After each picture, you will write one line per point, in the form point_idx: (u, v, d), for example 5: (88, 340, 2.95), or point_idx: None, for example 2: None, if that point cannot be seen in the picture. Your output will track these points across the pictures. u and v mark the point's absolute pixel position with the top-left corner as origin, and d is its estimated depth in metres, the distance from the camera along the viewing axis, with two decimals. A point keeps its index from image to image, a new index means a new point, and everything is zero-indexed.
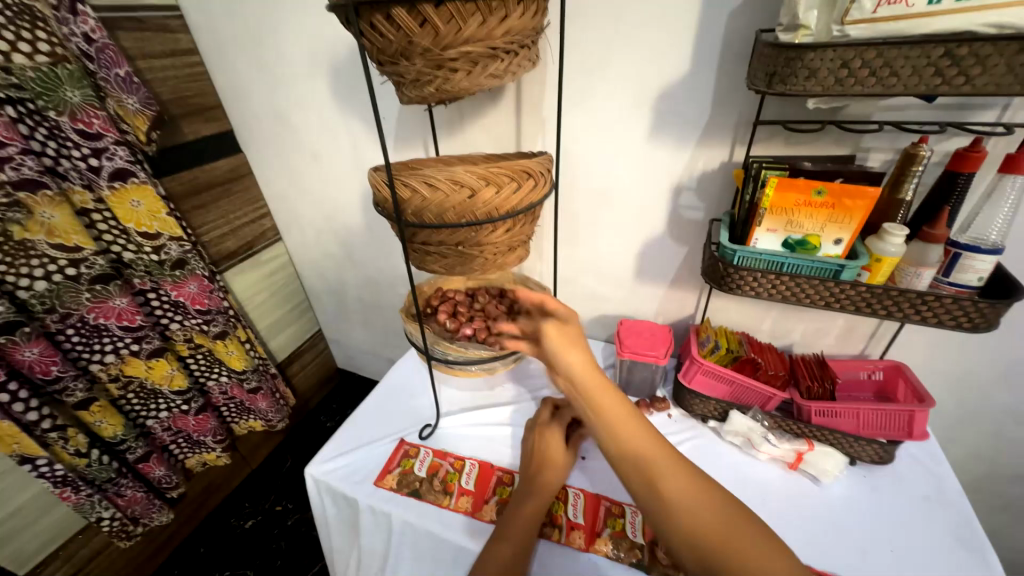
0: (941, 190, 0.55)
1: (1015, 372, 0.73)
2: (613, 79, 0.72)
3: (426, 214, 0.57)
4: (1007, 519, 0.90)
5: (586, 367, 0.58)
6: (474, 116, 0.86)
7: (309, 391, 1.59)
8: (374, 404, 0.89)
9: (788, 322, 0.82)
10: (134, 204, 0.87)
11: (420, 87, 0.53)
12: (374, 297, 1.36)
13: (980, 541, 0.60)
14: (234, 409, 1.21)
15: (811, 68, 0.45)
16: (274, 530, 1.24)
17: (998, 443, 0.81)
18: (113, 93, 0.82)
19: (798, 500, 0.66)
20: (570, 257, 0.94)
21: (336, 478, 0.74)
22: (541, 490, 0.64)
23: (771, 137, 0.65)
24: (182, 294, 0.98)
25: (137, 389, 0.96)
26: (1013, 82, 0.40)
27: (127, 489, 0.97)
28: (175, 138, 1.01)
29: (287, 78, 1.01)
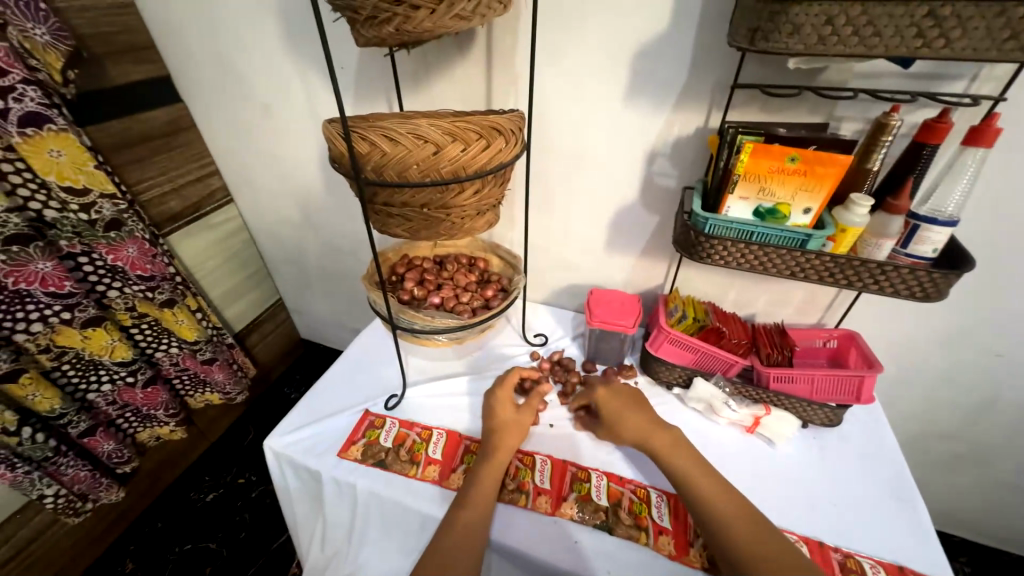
0: (907, 161, 0.55)
1: (954, 340, 0.77)
2: (589, 34, 0.68)
3: (388, 171, 0.53)
4: (933, 472, 0.99)
5: (635, 419, 0.67)
6: (441, 68, 0.80)
7: (271, 363, 1.52)
8: (337, 375, 0.85)
9: (752, 292, 0.84)
10: (52, 154, 0.77)
11: (378, 26, 0.47)
12: (337, 265, 1.30)
13: (911, 493, 0.64)
14: (188, 382, 1.14)
15: (795, 23, 0.43)
16: (237, 502, 1.21)
17: (933, 405, 0.88)
18: (17, 21, 0.70)
19: (754, 460, 0.69)
20: (542, 225, 0.92)
21: (297, 451, 0.71)
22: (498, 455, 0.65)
23: (747, 102, 0.64)
24: (120, 258, 0.90)
25: (73, 360, 0.88)
26: (991, 46, 0.39)
27: (70, 467, 0.90)
28: (100, 79, 0.90)
29: (230, 16, 0.90)
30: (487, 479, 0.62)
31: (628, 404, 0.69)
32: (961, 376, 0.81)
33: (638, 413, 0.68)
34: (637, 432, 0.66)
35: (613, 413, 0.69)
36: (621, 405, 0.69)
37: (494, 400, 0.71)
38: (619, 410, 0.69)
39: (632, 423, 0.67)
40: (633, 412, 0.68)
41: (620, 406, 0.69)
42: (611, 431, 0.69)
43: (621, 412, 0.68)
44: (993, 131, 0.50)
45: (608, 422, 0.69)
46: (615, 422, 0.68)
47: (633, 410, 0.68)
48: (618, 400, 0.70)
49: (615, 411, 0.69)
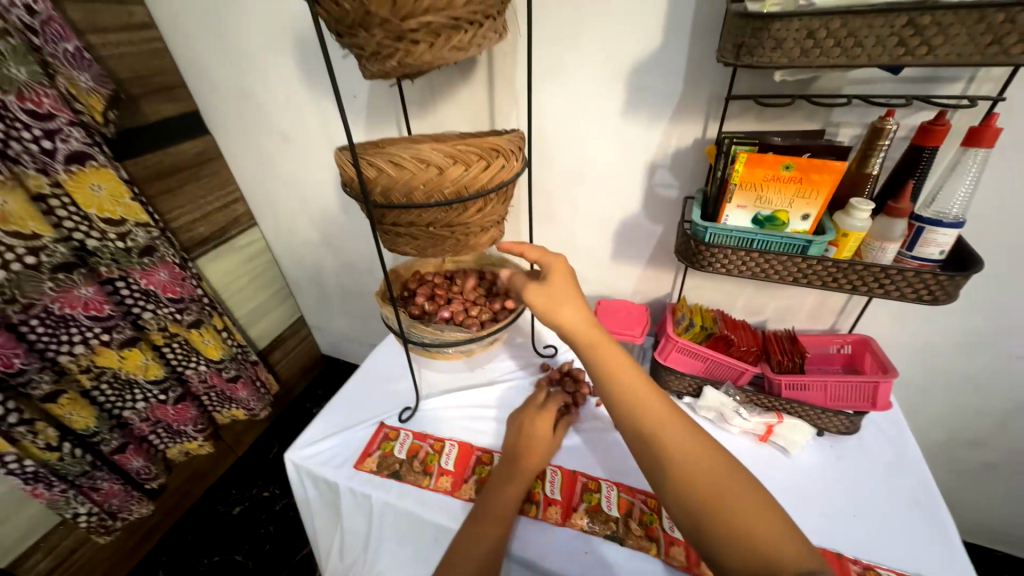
0: (907, 164, 0.55)
1: (975, 343, 0.75)
2: (585, 53, 0.70)
3: (395, 194, 0.56)
4: (964, 482, 0.95)
5: (577, 305, 0.60)
6: (447, 92, 0.84)
7: (293, 379, 1.57)
8: (354, 389, 0.88)
9: (761, 299, 0.84)
10: (94, 188, 0.84)
11: (381, 61, 0.51)
12: (354, 282, 1.35)
13: (935, 503, 0.62)
14: (215, 398, 1.19)
15: (777, 38, 0.44)
16: (262, 515, 1.25)
17: (959, 411, 0.85)
18: (63, 70, 0.78)
19: (767, 469, 0.68)
20: (549, 238, 0.94)
21: (316, 463, 0.74)
22: (525, 465, 0.66)
23: (743, 112, 0.65)
24: (153, 282, 0.96)
25: (111, 380, 0.94)
26: (975, 51, 0.40)
27: (104, 482, 0.96)
28: (137, 118, 0.98)
29: (252, 54, 0.97)
30: (514, 489, 0.63)
31: (572, 286, 0.61)
32: (985, 381, 0.78)
33: (579, 301, 0.60)
34: (577, 322, 0.59)
35: (556, 290, 0.60)
36: (564, 288, 0.61)
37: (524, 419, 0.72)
38: (561, 286, 0.61)
39: (574, 311, 0.59)
40: (575, 297, 0.60)
41: (564, 286, 0.61)
42: (553, 308, 0.60)
43: (565, 295, 0.60)
44: (993, 131, 0.50)
45: (551, 298, 0.60)
46: (557, 304, 0.60)
47: (575, 297, 0.61)
48: (564, 279, 0.62)
49: (559, 292, 0.61)
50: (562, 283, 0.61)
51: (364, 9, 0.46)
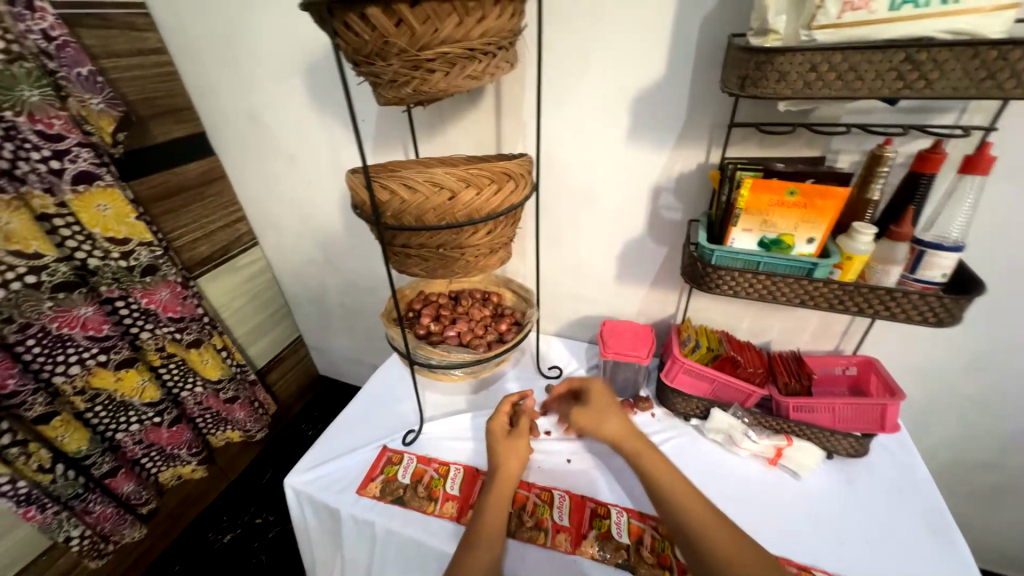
0: (906, 190, 0.57)
1: (977, 364, 0.76)
2: (590, 82, 0.73)
3: (406, 217, 0.57)
4: (974, 505, 0.94)
5: (617, 417, 0.67)
6: (454, 118, 0.86)
7: (288, 401, 1.55)
8: (357, 411, 0.87)
9: (765, 320, 0.84)
10: (100, 208, 0.84)
11: (397, 88, 0.52)
12: (355, 302, 1.34)
13: (948, 527, 0.62)
14: (210, 421, 1.17)
15: (781, 71, 0.46)
16: (254, 543, 1.20)
17: (965, 432, 0.85)
18: (75, 93, 0.78)
19: (778, 493, 0.67)
20: (553, 259, 0.95)
21: (317, 489, 0.72)
22: (503, 478, 0.64)
23: (744, 139, 0.67)
24: (153, 301, 0.95)
25: (105, 402, 0.92)
26: (970, 85, 0.42)
27: (97, 505, 0.93)
28: (144, 139, 0.99)
29: (262, 79, 0.99)
30: (498, 506, 0.61)
31: (612, 402, 0.70)
32: (991, 401, 0.79)
33: (618, 412, 0.68)
34: (617, 430, 0.65)
35: (597, 405, 0.69)
36: (606, 403, 0.69)
37: (489, 423, 0.71)
38: (604, 403, 0.69)
39: (614, 418, 0.67)
40: (615, 409, 0.68)
41: (604, 402, 0.70)
42: (596, 421, 0.67)
43: (605, 407, 0.68)
44: (987, 159, 0.52)
45: (593, 413, 0.68)
46: (600, 415, 0.67)
47: (614, 409, 0.68)
48: (604, 397, 0.71)
49: (600, 405, 0.69)
50: (598, 398, 0.70)
51: (382, 40, 0.47)
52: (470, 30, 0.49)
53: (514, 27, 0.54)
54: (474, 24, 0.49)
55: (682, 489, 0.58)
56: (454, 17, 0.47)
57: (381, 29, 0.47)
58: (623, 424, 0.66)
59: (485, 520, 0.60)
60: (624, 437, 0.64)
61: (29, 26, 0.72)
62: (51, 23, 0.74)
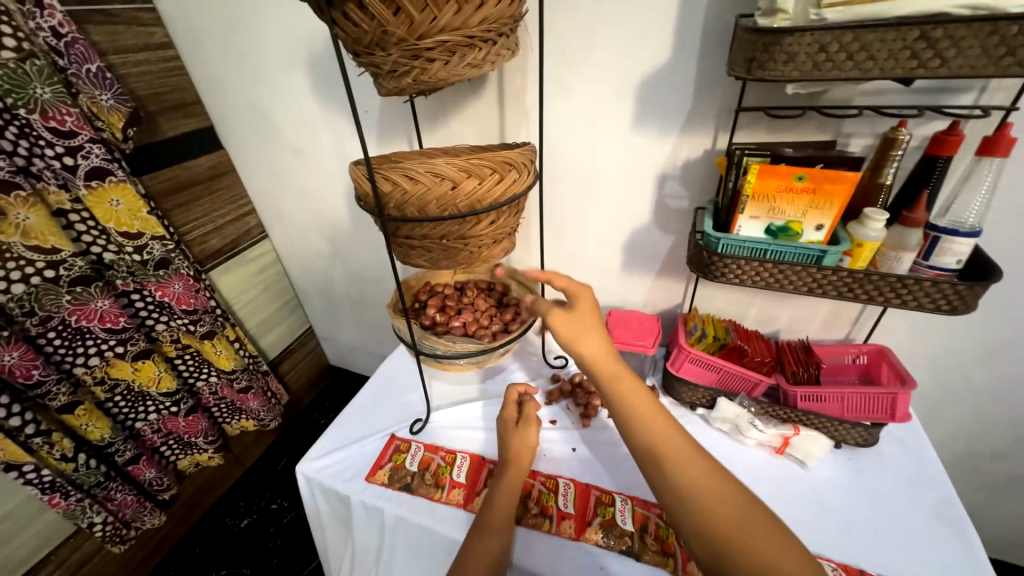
0: (921, 174, 0.55)
1: (994, 353, 0.74)
2: (594, 68, 0.71)
3: (409, 208, 0.57)
4: (988, 495, 0.92)
5: (601, 340, 0.61)
6: (457, 107, 0.85)
7: (300, 391, 1.58)
8: (365, 400, 0.88)
9: (773, 309, 0.83)
10: (113, 203, 0.86)
11: (397, 78, 0.52)
12: (363, 293, 1.36)
13: (960, 518, 0.61)
14: (225, 410, 1.20)
15: (789, 52, 0.45)
16: (270, 528, 1.24)
17: (979, 422, 0.83)
18: (85, 89, 0.80)
19: (784, 483, 0.67)
20: (558, 249, 0.94)
21: (328, 476, 0.74)
22: (516, 465, 0.65)
23: (752, 124, 0.66)
24: (167, 294, 0.97)
25: (124, 391, 0.95)
26: (988, 63, 0.40)
27: (117, 493, 0.96)
28: (153, 135, 1.00)
29: (266, 72, 0.99)
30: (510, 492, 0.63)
31: (596, 320, 0.63)
32: (1007, 390, 0.77)
33: (601, 334, 0.61)
34: (600, 353, 0.60)
35: (580, 321, 0.61)
36: (591, 319, 0.62)
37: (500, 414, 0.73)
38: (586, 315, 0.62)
39: (595, 341, 0.60)
40: (597, 330, 0.61)
41: (586, 318, 0.62)
42: (574, 333, 0.61)
43: (587, 326, 0.61)
44: (1008, 140, 0.50)
45: (575, 328, 0.61)
46: (583, 333, 0.61)
47: (597, 326, 0.62)
48: (590, 313, 0.63)
49: (584, 321, 0.62)
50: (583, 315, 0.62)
51: (381, 29, 0.47)
52: (469, 17, 0.48)
53: (514, 13, 0.53)
54: (474, 11, 0.48)
55: (680, 451, 0.53)
56: (452, 4, 0.47)
57: (379, 18, 0.46)
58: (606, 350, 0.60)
59: (499, 501, 0.62)
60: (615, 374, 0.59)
61: (38, 24, 0.73)
62: (60, 20, 0.75)
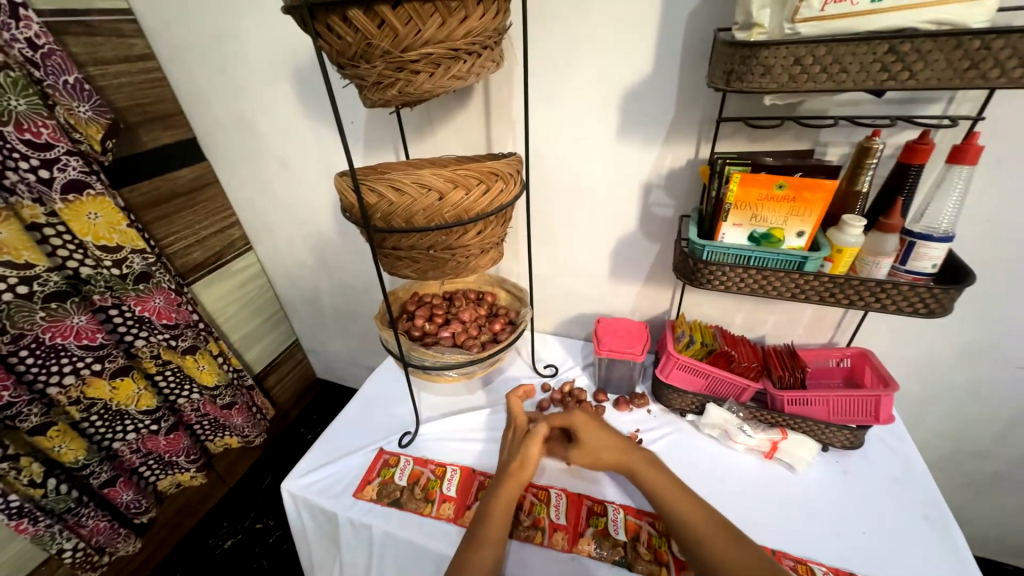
0: (895, 182, 0.57)
1: (971, 354, 0.76)
2: (579, 80, 0.72)
3: (395, 219, 0.56)
4: (971, 494, 0.94)
5: (610, 442, 0.65)
6: (444, 118, 0.86)
7: (287, 405, 1.55)
8: (353, 413, 0.87)
9: (759, 315, 0.84)
10: (91, 216, 0.84)
11: (382, 90, 0.52)
12: (350, 304, 1.34)
13: (944, 516, 0.62)
14: (208, 427, 1.17)
15: (766, 64, 0.46)
16: (255, 549, 1.20)
17: (961, 422, 0.85)
18: (63, 101, 0.78)
19: (773, 487, 0.67)
20: (546, 258, 0.94)
21: (315, 493, 0.72)
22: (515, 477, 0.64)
23: (733, 133, 0.67)
24: (147, 309, 0.95)
25: (101, 411, 0.92)
26: (954, 75, 0.42)
27: (90, 518, 0.92)
28: (133, 146, 0.98)
29: (251, 84, 0.99)
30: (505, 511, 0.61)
31: (599, 428, 0.67)
32: (984, 390, 0.79)
33: (610, 436, 0.66)
34: (614, 453, 0.65)
35: (586, 438, 0.66)
36: (595, 429, 0.67)
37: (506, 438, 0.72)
38: (591, 433, 0.66)
39: (608, 446, 0.65)
40: (606, 435, 0.66)
41: (591, 429, 0.67)
42: (590, 456, 0.66)
43: (596, 437, 0.66)
44: (974, 149, 0.51)
45: (585, 449, 0.66)
46: (593, 445, 0.66)
47: (603, 435, 0.66)
48: (589, 425, 0.67)
49: (590, 436, 0.67)
50: (589, 432, 0.67)
51: (366, 42, 0.47)
52: (454, 30, 0.48)
53: (499, 26, 0.54)
54: (458, 24, 0.49)
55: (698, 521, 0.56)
56: (437, 17, 0.47)
57: (364, 30, 0.47)
58: (620, 449, 0.65)
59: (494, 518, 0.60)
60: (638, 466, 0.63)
61: (13, 35, 0.72)
62: (36, 31, 0.74)
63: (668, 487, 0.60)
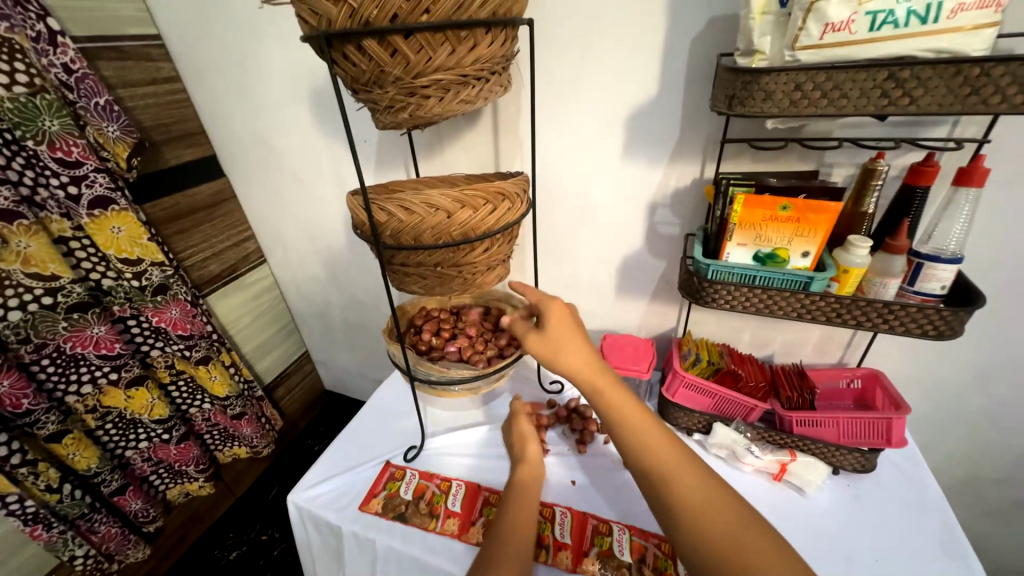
0: (901, 203, 0.57)
1: (987, 378, 0.74)
2: (585, 102, 0.74)
3: (404, 237, 0.58)
4: (993, 524, 0.90)
5: (580, 348, 0.61)
6: (454, 138, 0.88)
7: (296, 416, 1.56)
8: (360, 426, 0.88)
9: (767, 334, 0.84)
10: (115, 230, 0.87)
11: (393, 113, 0.54)
12: (359, 317, 1.36)
13: (960, 544, 0.60)
14: (218, 437, 1.19)
15: (767, 90, 0.47)
16: (259, 561, 1.20)
17: (979, 448, 0.82)
18: (93, 122, 0.82)
19: (783, 511, 0.66)
20: (553, 274, 0.95)
21: (320, 506, 0.72)
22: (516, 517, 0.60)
23: (738, 154, 0.68)
24: (164, 320, 0.97)
25: (116, 420, 0.94)
26: (955, 101, 0.42)
27: (101, 525, 0.94)
28: (157, 163, 1.02)
29: (269, 104, 1.03)
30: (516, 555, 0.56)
31: (573, 328, 0.64)
32: (1003, 415, 0.77)
33: (579, 340, 0.62)
34: (579, 362, 0.60)
35: (555, 335, 0.62)
36: (567, 331, 0.63)
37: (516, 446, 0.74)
38: (564, 335, 0.62)
39: (573, 351, 0.61)
40: (575, 338, 0.62)
41: (563, 331, 0.63)
42: (551, 351, 0.61)
43: (563, 338, 0.62)
44: (981, 171, 0.51)
45: (549, 342, 0.62)
46: (558, 347, 0.61)
47: (574, 339, 0.62)
48: (562, 323, 0.64)
49: (560, 334, 0.63)
50: (557, 330, 0.63)
51: (378, 69, 0.49)
52: (462, 58, 0.50)
53: (507, 52, 0.56)
54: (467, 53, 0.51)
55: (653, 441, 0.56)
56: (446, 46, 0.49)
57: (377, 58, 0.49)
58: (588, 354, 0.61)
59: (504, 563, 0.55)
60: (599, 383, 0.60)
61: (51, 61, 0.76)
62: (71, 57, 0.79)
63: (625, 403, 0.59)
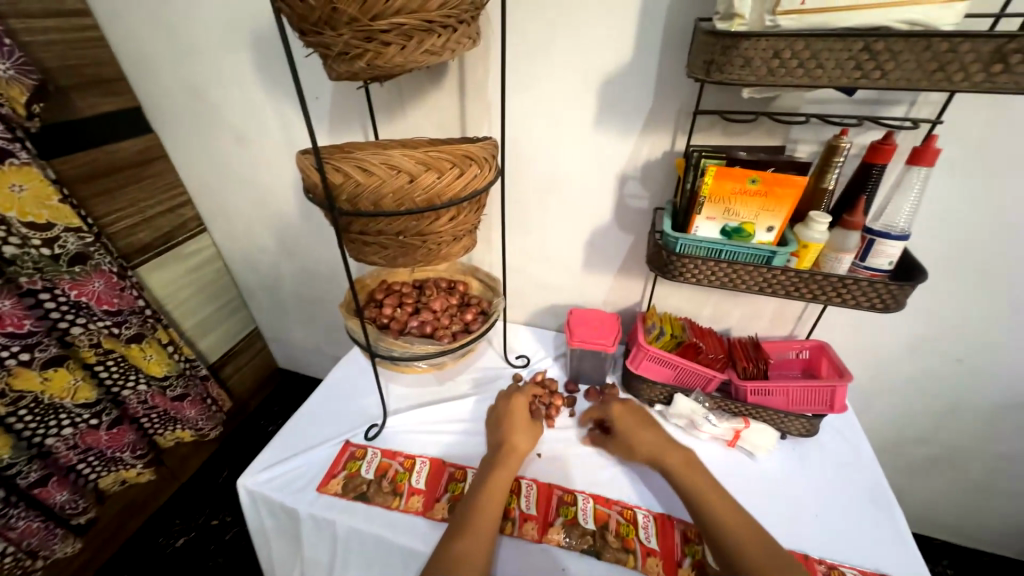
0: (859, 180, 0.59)
1: (917, 347, 0.81)
2: (557, 65, 0.70)
3: (362, 201, 0.53)
4: (907, 476, 1.02)
5: (648, 436, 0.69)
6: (417, 98, 0.82)
7: (246, 395, 1.47)
8: (317, 405, 0.83)
9: (726, 307, 0.87)
10: (15, 188, 0.75)
11: (348, 61, 0.48)
12: (314, 291, 1.28)
13: (887, 498, 0.66)
14: (157, 420, 1.10)
15: (745, 56, 0.46)
16: (210, 546, 1.14)
17: (903, 410, 0.91)
18: None
19: (735, 475, 0.69)
20: (520, 247, 0.93)
21: (274, 489, 0.68)
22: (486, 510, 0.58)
23: (709, 127, 0.68)
24: (85, 293, 0.87)
25: (30, 405, 0.83)
26: (922, 77, 0.43)
27: (19, 521, 0.85)
28: (66, 112, 0.88)
29: (203, 49, 0.91)
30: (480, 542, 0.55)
31: (639, 421, 0.72)
32: (926, 381, 0.84)
33: (648, 430, 0.70)
34: (651, 449, 0.67)
35: (625, 430, 0.71)
36: (635, 425, 0.71)
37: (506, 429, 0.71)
38: (633, 427, 0.71)
39: (643, 438, 0.69)
40: (644, 428, 0.70)
41: (632, 422, 0.72)
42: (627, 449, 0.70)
43: (634, 429, 0.70)
44: (933, 151, 0.54)
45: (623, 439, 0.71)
46: (630, 438, 0.70)
47: (644, 428, 0.70)
48: (628, 419, 0.72)
49: (629, 428, 0.71)
50: (628, 427, 0.71)
51: (330, 7, 0.44)
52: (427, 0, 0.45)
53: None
54: None
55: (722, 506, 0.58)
56: None
57: None
58: (658, 441, 0.68)
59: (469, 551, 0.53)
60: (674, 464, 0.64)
61: None
62: None
63: (699, 480, 0.62)
